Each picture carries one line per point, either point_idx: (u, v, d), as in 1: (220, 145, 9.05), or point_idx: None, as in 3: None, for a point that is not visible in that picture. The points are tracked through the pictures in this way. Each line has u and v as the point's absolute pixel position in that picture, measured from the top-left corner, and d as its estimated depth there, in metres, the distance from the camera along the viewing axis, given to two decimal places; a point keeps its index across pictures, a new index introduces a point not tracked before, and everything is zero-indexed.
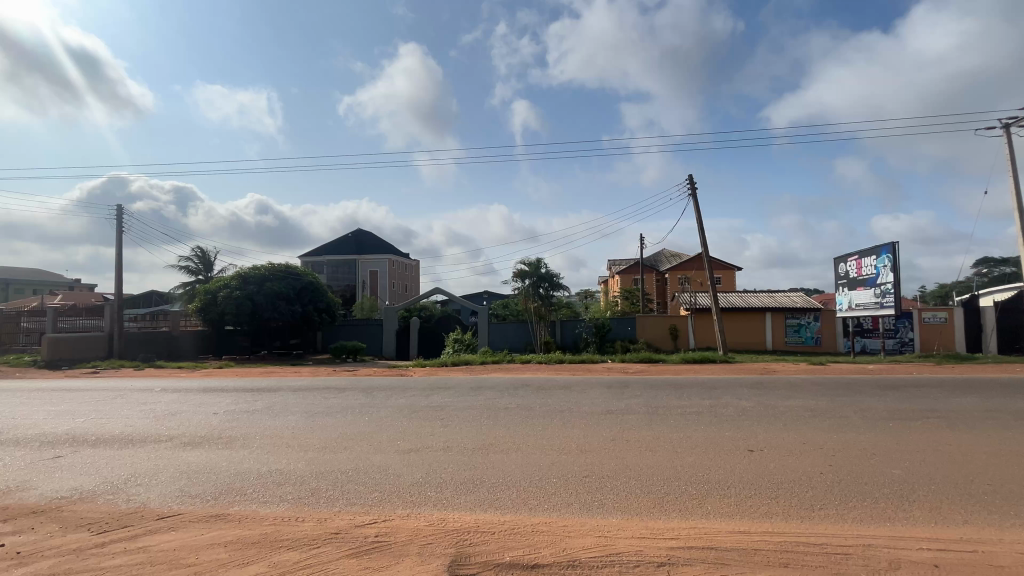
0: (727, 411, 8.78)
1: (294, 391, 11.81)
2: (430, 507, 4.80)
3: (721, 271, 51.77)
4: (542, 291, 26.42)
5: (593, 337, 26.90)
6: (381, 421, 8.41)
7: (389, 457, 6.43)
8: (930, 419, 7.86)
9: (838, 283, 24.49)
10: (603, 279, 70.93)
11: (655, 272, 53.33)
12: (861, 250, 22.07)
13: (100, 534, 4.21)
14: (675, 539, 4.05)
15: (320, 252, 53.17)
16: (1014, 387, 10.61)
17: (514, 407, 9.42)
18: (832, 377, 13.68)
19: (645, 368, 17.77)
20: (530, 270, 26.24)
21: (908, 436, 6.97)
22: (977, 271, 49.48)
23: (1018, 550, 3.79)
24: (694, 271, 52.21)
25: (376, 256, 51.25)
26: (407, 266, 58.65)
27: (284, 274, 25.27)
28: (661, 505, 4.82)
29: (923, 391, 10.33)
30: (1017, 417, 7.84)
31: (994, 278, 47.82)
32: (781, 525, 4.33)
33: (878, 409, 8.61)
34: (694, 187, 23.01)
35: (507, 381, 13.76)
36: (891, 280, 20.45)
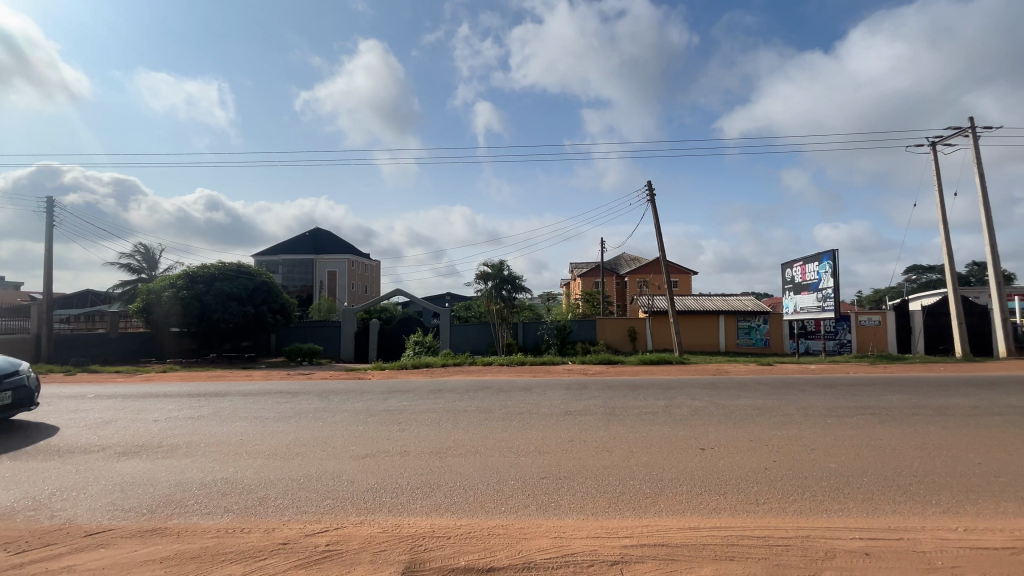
0: (681, 410, 9.08)
1: (244, 396, 11.27)
2: (385, 514, 4.66)
3: (678, 275, 53.58)
4: (505, 293, 26.51)
5: (554, 339, 27.20)
6: (336, 426, 8.13)
7: (344, 462, 6.22)
8: (864, 415, 8.39)
9: (784, 287, 25.81)
10: (565, 281, 71.90)
11: (616, 275, 54.49)
12: (805, 256, 23.33)
13: (18, 554, 3.85)
14: (628, 537, 4.11)
15: (275, 251, 51.28)
16: (938, 385, 11.49)
17: (475, 409, 9.37)
18: (778, 377, 14.40)
19: (604, 369, 18.09)
20: (493, 271, 26.24)
21: (844, 432, 7.39)
22: (909, 277, 53.25)
23: (938, 537, 4.07)
24: (652, 275, 53.79)
25: (335, 256, 49.97)
26: (368, 267, 57.50)
27: (235, 273, 24.19)
28: (616, 504, 4.89)
29: (859, 389, 11.03)
30: (940, 411, 8.50)
31: (923, 284, 51.73)
32: (727, 520, 4.49)
33: (818, 406, 9.13)
34: (652, 192, 23.75)
35: (469, 383, 13.65)
36: (831, 285, 21.72)
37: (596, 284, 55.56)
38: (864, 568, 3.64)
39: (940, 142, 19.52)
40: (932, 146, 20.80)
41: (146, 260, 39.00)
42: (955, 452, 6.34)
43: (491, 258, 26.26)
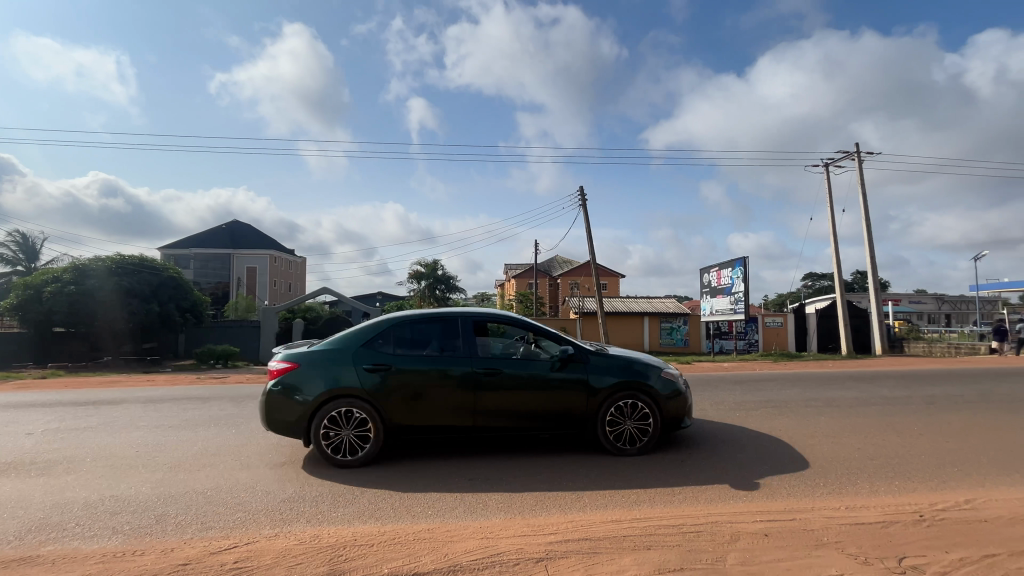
0: None
1: (142, 403, 9.98)
2: (303, 524, 4.14)
3: (606, 278, 55.86)
4: (438, 293, 26.12)
5: None
6: (251, 433, 7.36)
7: (256, 472, 5.50)
8: (768, 408, 9.08)
9: (701, 291, 27.61)
10: (498, 283, 72.33)
11: (548, 276, 55.55)
12: (720, 262, 25.11)
13: None
14: (555, 533, 4.03)
15: (186, 245, 46.88)
16: (828, 380, 12.79)
17: None
18: (695, 374, 15.36)
19: None
20: (427, 271, 25.74)
21: (750, 423, 7.93)
22: (805, 283, 59.37)
23: (825, 516, 4.40)
24: (582, 278, 55.56)
25: (256, 250, 46.36)
26: (291, 265, 54.25)
27: (136, 268, 21.41)
28: (545, 499, 4.74)
29: (765, 385, 11.98)
30: (832, 404, 9.41)
31: (816, 290, 57.83)
32: (645, 510, 4.57)
33: (729, 402, 9.72)
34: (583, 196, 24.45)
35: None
36: (741, 290, 23.54)
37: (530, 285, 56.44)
38: (763, 548, 3.84)
39: (831, 163, 21.75)
40: (823, 166, 23.22)
41: (23, 249, 33.82)
42: (839, 438, 7.03)
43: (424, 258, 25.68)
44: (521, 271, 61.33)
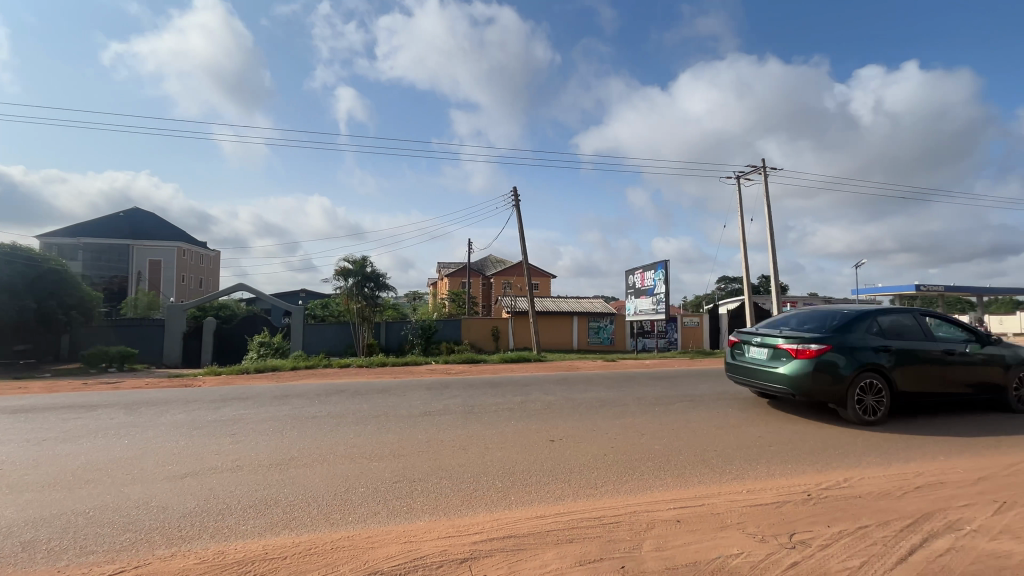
0: (535, 405, 9.22)
1: (10, 414, 8.53)
2: (206, 540, 3.75)
3: (539, 278, 56.67)
4: (367, 291, 24.56)
5: (418, 338, 26.42)
6: (146, 442, 6.53)
7: (153, 486, 4.91)
8: (684, 401, 9.48)
9: (627, 291, 28.77)
10: (431, 282, 70.90)
11: (481, 276, 55.20)
12: (644, 264, 26.27)
13: None
14: (478, 533, 3.89)
15: (71, 233, 41.07)
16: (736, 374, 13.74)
17: (324, 415, 8.34)
18: (619, 371, 15.85)
19: (466, 368, 18.02)
20: (354, 268, 24.18)
21: (668, 417, 8.19)
22: (719, 286, 64.04)
23: (731, 500, 4.62)
24: (515, 277, 55.89)
25: (162, 243, 41.81)
26: (202, 258, 49.45)
27: (8, 259, 18.12)
28: (468, 501, 4.63)
29: (683, 380, 12.61)
30: (741, 396, 10.03)
31: (728, 291, 62.48)
32: (570, 505, 4.56)
33: (648, 397, 10.04)
34: (517, 195, 24.47)
35: (321, 386, 12.35)
36: (662, 291, 24.81)
37: (462, 284, 55.88)
38: (677, 534, 3.92)
39: (742, 176, 23.43)
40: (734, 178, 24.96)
41: None
42: (745, 426, 7.37)
43: (351, 255, 24.10)
44: (454, 269, 60.54)
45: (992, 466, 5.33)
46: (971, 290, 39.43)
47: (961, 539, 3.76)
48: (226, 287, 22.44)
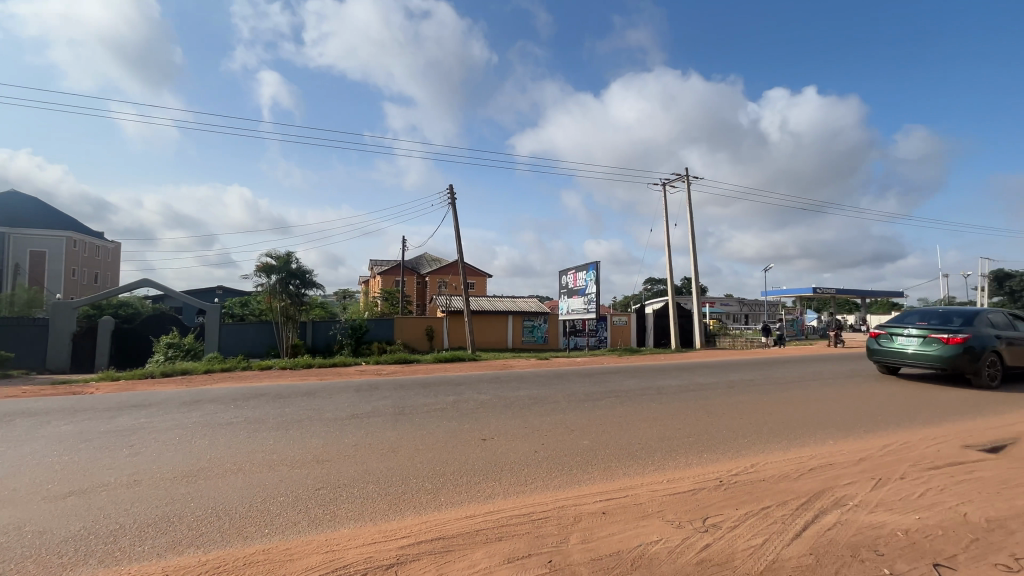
0: (468, 405, 9.00)
1: None
2: (93, 567, 3.22)
3: (474, 277, 56.21)
4: (292, 289, 22.87)
5: (347, 339, 25.16)
6: (18, 459, 5.59)
7: (24, 509, 4.17)
8: (612, 397, 9.69)
9: (560, 291, 29.27)
10: (363, 280, 68.18)
11: (416, 275, 53.89)
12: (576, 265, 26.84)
13: None
14: (406, 537, 3.66)
15: None
16: (662, 371, 14.34)
17: (238, 421, 7.61)
18: (551, 369, 15.98)
19: (398, 369, 17.36)
20: (278, 264, 22.45)
21: (598, 412, 8.31)
22: (646, 287, 67.19)
23: (651, 489, 4.73)
24: (450, 276, 55.06)
25: (49, 231, 36.69)
26: (99, 250, 44.05)
27: None
28: (396, 506, 4.35)
29: (613, 377, 12.96)
30: (665, 390, 10.45)
31: (653, 292, 65.68)
32: (499, 503, 4.43)
33: (579, 394, 10.17)
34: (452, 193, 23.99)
35: (238, 390, 11.33)
36: (593, 292, 25.48)
37: (396, 283, 54.26)
38: (602, 525, 3.92)
39: (666, 183, 24.53)
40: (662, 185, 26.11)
41: None
42: (668, 419, 7.64)
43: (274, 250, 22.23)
44: (388, 266, 58.62)
45: (871, 447, 5.87)
46: (858, 293, 44.17)
47: (848, 513, 4.04)
48: (127, 283, 20.04)
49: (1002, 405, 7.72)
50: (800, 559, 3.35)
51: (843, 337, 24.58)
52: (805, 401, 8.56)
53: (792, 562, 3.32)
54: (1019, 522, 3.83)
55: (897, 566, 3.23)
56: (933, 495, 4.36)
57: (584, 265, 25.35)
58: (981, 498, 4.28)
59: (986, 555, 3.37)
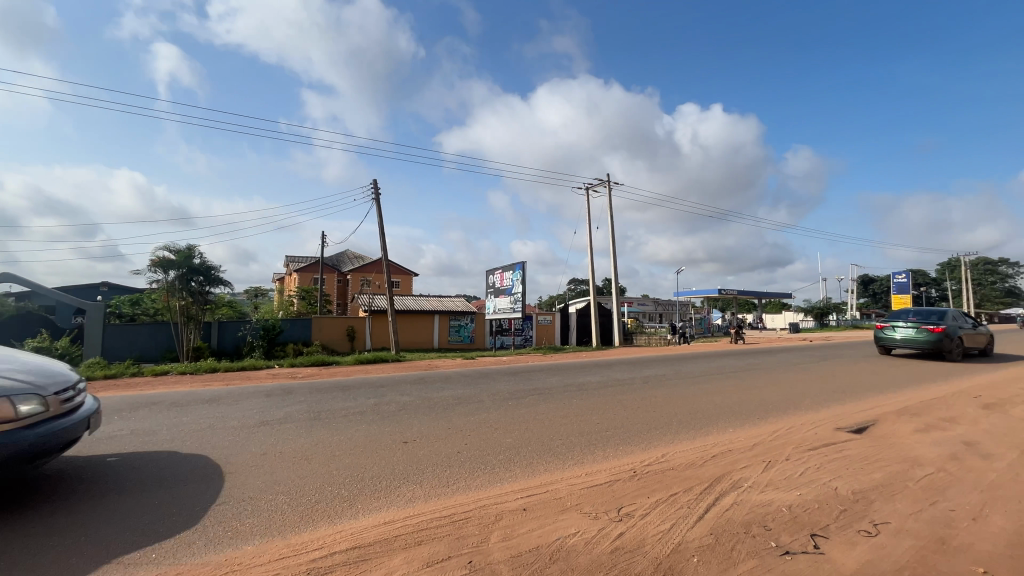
0: (389, 407, 8.46)
1: None
2: None
3: (400, 275, 54.22)
4: (195, 286, 20.48)
5: (260, 341, 23.11)
6: None
7: None
8: (537, 394, 9.59)
9: (487, 291, 29.06)
10: (280, 277, 63.54)
11: (337, 272, 51.15)
12: (504, 265, 26.76)
13: None
14: (320, 547, 2.88)
15: None
16: (587, 368, 14.59)
17: (118, 433, 6.55)
18: (477, 368, 15.63)
19: (315, 371, 16.11)
20: (178, 258, 19.72)
21: (521, 410, 8.15)
22: (571, 287, 68.95)
23: (571, 483, 4.63)
24: (374, 274, 52.53)
25: None
26: None
27: None
28: (308, 517, 3.79)
29: (539, 375, 12.92)
30: (587, 387, 10.56)
31: (578, 292, 67.59)
32: (418, 507, 4.08)
33: (504, 392, 9.98)
34: (377, 190, 22.77)
35: (121, 399, 9.86)
36: (519, 291, 25.53)
37: (316, 281, 51.06)
38: (521, 521, 3.72)
39: (592, 187, 25.11)
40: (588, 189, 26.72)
41: None
42: (590, 414, 7.68)
43: (173, 242, 19.39)
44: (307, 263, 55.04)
45: (765, 433, 6.24)
46: (756, 293, 48.43)
47: (744, 495, 4.18)
48: None
49: (876, 392, 8.57)
50: (701, 540, 3.30)
51: (744, 333, 26.64)
52: (716, 393, 9.04)
53: (694, 544, 3.27)
54: (879, 492, 4.08)
55: (783, 539, 3.30)
56: (811, 473, 4.62)
57: (510, 265, 25.33)
58: (848, 472, 4.57)
59: (852, 523, 3.54)
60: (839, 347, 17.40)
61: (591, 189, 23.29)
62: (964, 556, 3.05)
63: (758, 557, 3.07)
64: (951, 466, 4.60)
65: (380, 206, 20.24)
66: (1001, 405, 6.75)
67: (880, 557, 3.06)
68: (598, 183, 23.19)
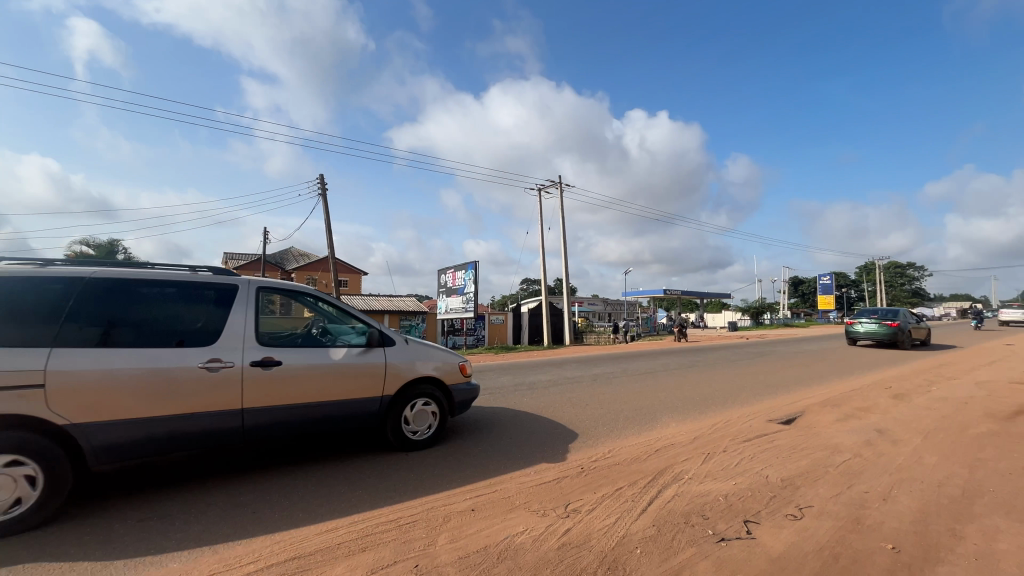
0: None
1: None
2: None
3: (349, 275, 52.26)
4: None
5: None
6: None
7: None
8: (485, 394, 9.30)
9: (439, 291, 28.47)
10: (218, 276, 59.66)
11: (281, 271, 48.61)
12: (456, 264, 26.29)
13: None
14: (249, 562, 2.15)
15: None
16: (538, 367, 14.49)
17: None
18: None
19: None
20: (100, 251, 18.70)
21: None
22: (524, 288, 69.22)
23: (521, 479, 3.82)
24: (320, 274, 49.55)
25: None
26: None
27: None
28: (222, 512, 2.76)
29: (489, 374, 12.66)
30: (538, 386, 10.40)
31: (530, 292, 67.97)
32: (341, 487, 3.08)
33: None
34: (323, 185, 21.71)
35: None
36: (472, 291, 25.12)
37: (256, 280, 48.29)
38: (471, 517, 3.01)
39: (545, 187, 25.21)
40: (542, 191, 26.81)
41: None
42: None
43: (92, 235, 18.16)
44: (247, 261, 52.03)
45: (704, 426, 6.29)
46: (699, 294, 50.57)
47: (684, 485, 3.90)
48: None
49: (801, 386, 9.01)
50: (645, 532, 3.02)
51: (686, 331, 27.73)
52: (661, 390, 9.12)
53: (636, 535, 2.98)
54: (803, 478, 4.07)
55: (719, 526, 3.12)
56: (744, 462, 4.56)
57: (462, 264, 24.91)
58: (777, 460, 4.56)
59: (780, 508, 3.44)
60: (774, 344, 18.29)
61: (544, 189, 23.32)
62: (877, 534, 3.02)
63: (696, 545, 2.86)
64: (866, 452, 4.72)
65: (326, 202, 19.33)
66: (908, 395, 7.25)
67: (807, 538, 2.96)
68: (551, 184, 23.28)
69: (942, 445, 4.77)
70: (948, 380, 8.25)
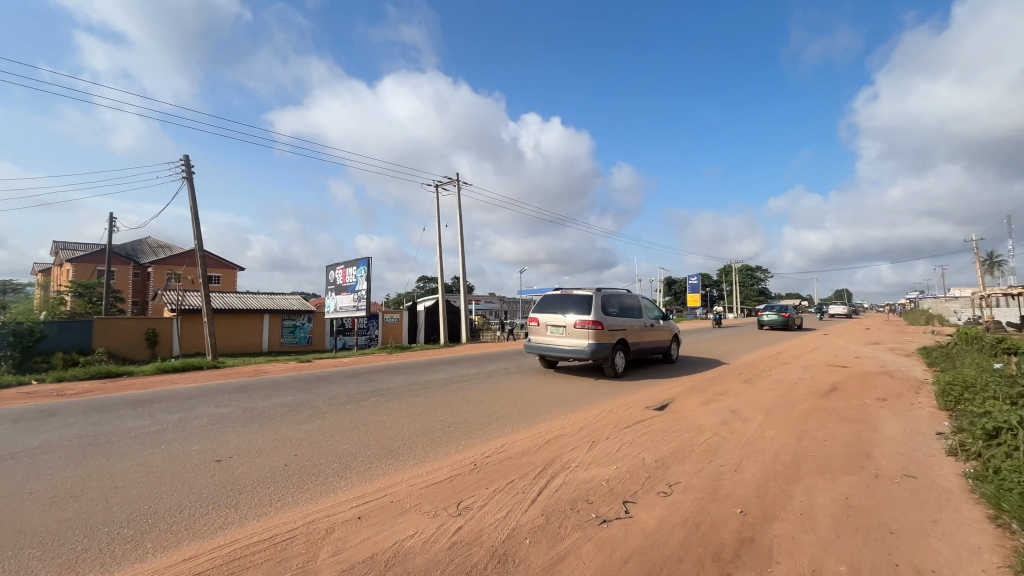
0: (164, 405, 6.49)
1: None
2: None
3: (221, 269, 46.09)
4: None
5: None
6: None
7: None
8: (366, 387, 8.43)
9: (329, 289, 25.90)
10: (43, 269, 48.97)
11: (132, 263, 41.15)
12: (347, 261, 23.66)
13: None
14: None
15: None
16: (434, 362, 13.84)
17: None
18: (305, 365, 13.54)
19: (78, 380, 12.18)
20: None
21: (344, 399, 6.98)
22: (421, 286, 66.97)
23: (412, 482, 3.27)
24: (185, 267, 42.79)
25: None
26: None
27: None
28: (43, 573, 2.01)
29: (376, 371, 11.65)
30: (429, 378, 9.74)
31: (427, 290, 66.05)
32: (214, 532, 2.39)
33: (330, 385, 8.58)
34: (190, 171, 18.33)
35: None
36: (365, 288, 22.78)
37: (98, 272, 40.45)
38: (361, 534, 2.46)
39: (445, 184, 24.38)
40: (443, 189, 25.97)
41: None
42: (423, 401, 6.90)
43: None
44: (87, 249, 43.39)
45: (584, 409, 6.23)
46: None
47: (570, 474, 3.65)
48: None
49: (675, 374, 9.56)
50: (533, 522, 2.64)
51: None
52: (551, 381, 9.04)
53: (525, 526, 2.57)
54: (672, 458, 4.07)
55: (601, 509, 2.87)
56: (622, 446, 4.48)
57: (354, 260, 22.47)
58: (648, 443, 4.56)
59: (654, 487, 3.32)
60: None
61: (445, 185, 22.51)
62: (729, 501, 3.01)
63: (581, 530, 2.55)
64: (723, 430, 4.94)
65: (192, 185, 16.58)
66: (755, 379, 8.01)
67: (678, 512, 2.82)
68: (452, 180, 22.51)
69: (780, 420, 5.19)
70: (785, 365, 9.33)
